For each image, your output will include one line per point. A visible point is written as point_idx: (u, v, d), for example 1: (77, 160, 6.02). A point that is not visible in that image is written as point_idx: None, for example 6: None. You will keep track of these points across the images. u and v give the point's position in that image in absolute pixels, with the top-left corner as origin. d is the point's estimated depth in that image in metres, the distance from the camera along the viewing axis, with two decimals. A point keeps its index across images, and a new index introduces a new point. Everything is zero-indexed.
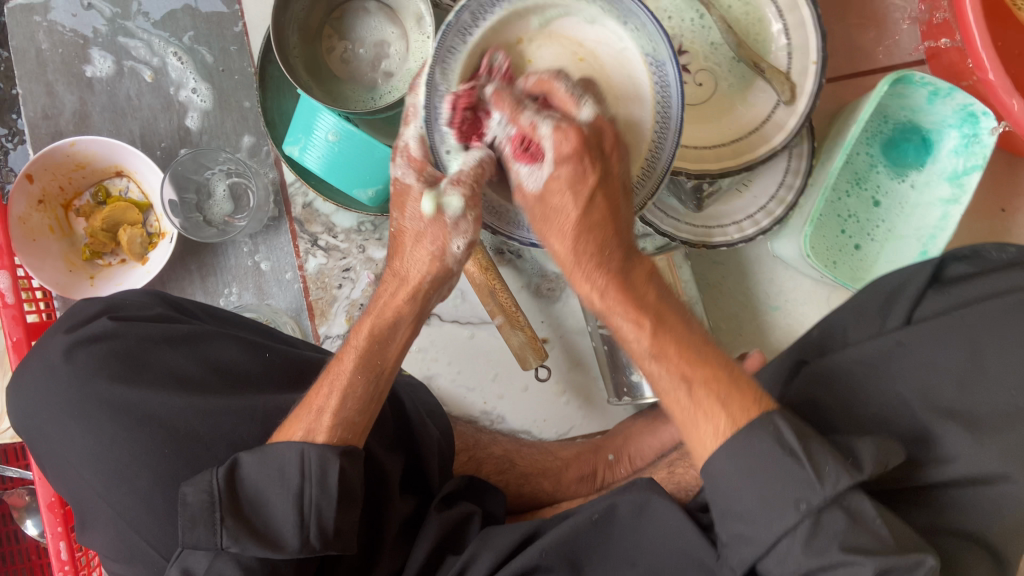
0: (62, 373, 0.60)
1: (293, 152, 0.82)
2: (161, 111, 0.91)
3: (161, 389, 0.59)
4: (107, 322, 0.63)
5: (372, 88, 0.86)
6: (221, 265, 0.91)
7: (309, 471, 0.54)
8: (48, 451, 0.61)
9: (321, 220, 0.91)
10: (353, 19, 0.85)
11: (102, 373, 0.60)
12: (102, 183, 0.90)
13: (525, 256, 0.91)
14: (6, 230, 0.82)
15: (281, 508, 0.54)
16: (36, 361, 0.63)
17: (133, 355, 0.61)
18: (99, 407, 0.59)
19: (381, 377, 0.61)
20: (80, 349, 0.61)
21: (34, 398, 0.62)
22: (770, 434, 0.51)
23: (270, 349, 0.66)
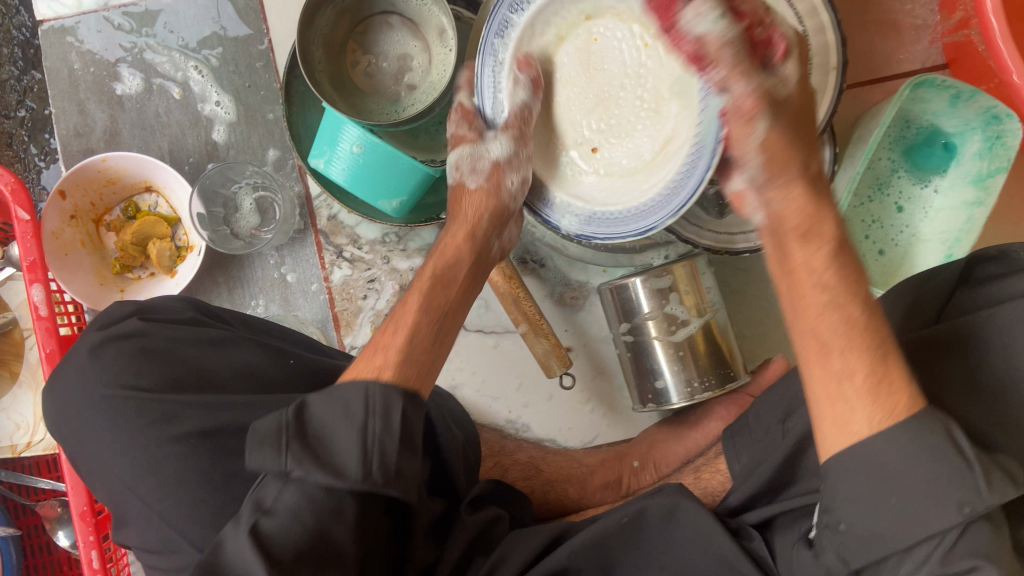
0: (89, 371, 0.62)
1: (317, 164, 0.83)
2: (189, 127, 0.92)
3: (185, 403, 0.59)
4: (137, 322, 0.63)
5: (395, 101, 0.87)
6: (248, 278, 0.92)
7: (374, 406, 0.52)
8: (78, 456, 0.61)
9: (345, 231, 0.92)
10: (376, 33, 0.87)
11: (128, 376, 0.61)
12: (132, 198, 0.92)
13: (548, 264, 0.91)
14: (39, 244, 0.82)
15: (345, 437, 0.50)
16: (66, 369, 0.63)
17: (159, 355, 0.62)
18: (124, 409, 0.59)
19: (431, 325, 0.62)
20: (110, 346, 0.62)
21: (63, 406, 0.62)
22: (941, 433, 0.47)
23: (294, 355, 0.66)
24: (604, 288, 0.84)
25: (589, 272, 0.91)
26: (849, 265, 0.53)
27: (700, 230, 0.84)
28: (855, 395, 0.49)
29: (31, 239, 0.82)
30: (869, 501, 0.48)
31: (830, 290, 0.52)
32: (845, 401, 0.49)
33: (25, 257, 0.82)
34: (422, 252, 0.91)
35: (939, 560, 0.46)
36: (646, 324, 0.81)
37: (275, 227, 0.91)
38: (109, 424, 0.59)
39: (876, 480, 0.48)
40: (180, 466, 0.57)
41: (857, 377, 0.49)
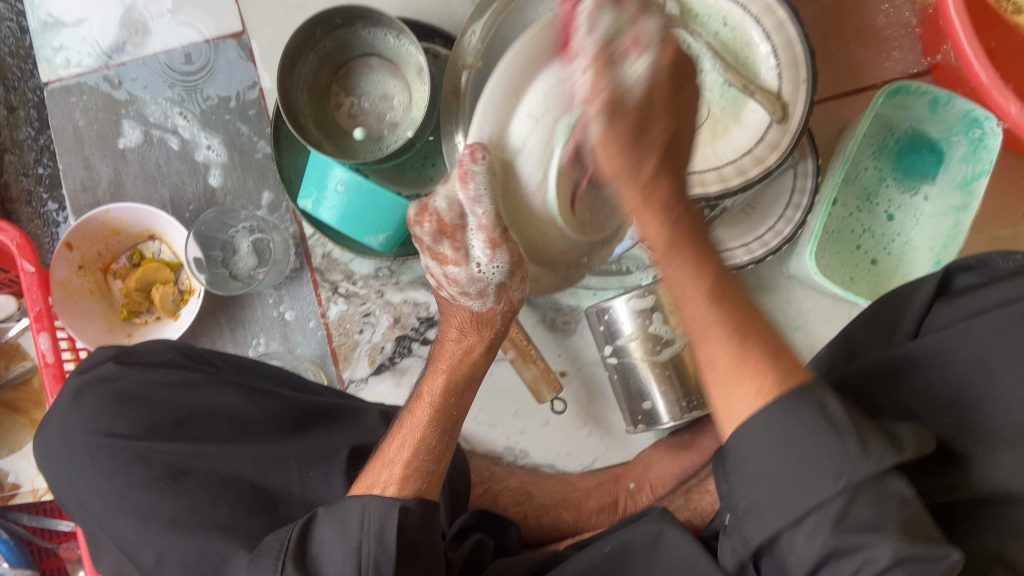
0: (70, 414, 0.65)
1: (307, 206, 0.86)
2: (188, 175, 0.96)
3: (163, 450, 0.61)
4: (113, 365, 0.67)
5: (379, 140, 0.89)
6: (249, 317, 0.95)
7: (369, 525, 0.51)
8: (67, 500, 0.64)
9: (340, 268, 0.94)
10: (358, 75, 0.89)
11: (99, 422, 0.64)
12: (137, 246, 0.96)
13: (539, 290, 0.92)
14: (44, 295, 0.88)
15: (340, 559, 0.51)
16: (55, 415, 0.67)
17: (134, 396, 0.65)
18: (99, 448, 0.63)
19: (458, 398, 0.61)
20: (87, 390, 0.66)
21: (54, 448, 0.65)
22: (813, 404, 0.45)
23: (269, 394, 0.68)
24: (589, 312, 0.85)
25: (579, 296, 0.92)
26: (723, 281, 0.49)
27: None
28: (746, 369, 0.46)
29: (37, 291, 0.87)
30: (762, 482, 0.45)
31: (721, 320, 0.47)
32: (722, 382, 0.47)
33: (35, 307, 0.87)
34: (414, 285, 0.93)
35: (832, 527, 0.43)
36: (631, 345, 0.81)
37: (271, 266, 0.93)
38: (85, 464, 0.62)
39: (765, 439, 0.45)
40: (147, 503, 0.59)
41: (721, 362, 0.47)
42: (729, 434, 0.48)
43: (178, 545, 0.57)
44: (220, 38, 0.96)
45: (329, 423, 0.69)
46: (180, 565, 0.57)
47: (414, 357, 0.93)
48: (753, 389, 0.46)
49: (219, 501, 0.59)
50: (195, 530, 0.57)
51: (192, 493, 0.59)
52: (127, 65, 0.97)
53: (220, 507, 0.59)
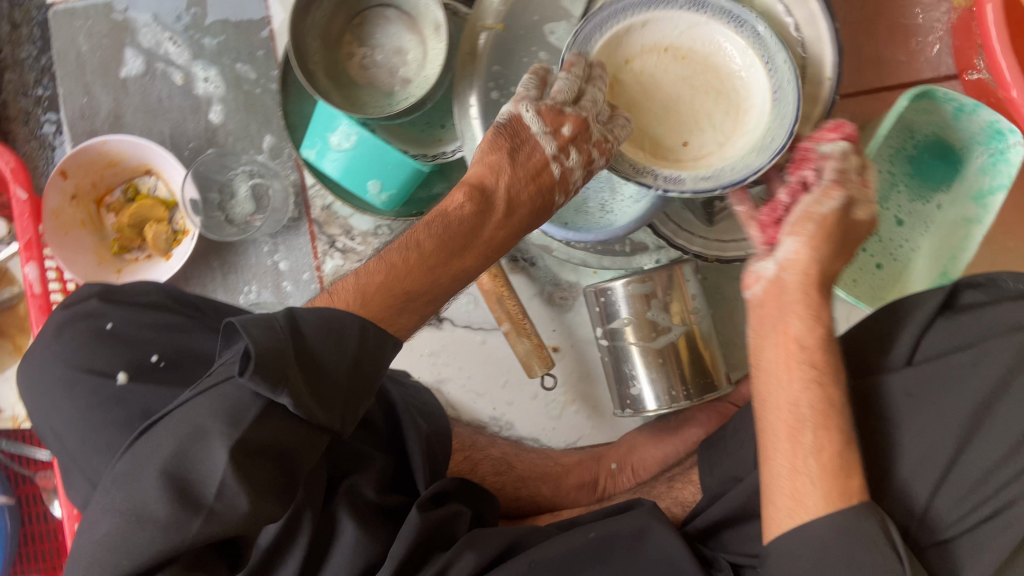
0: (52, 348, 0.65)
1: (310, 156, 0.84)
2: (189, 112, 0.94)
3: (143, 394, 0.60)
4: (96, 302, 0.67)
5: (388, 94, 0.87)
6: (243, 263, 0.94)
7: (361, 339, 0.51)
8: (43, 432, 0.64)
9: (339, 222, 0.92)
10: (374, 26, 0.87)
11: (82, 357, 0.63)
12: (133, 181, 0.93)
13: (539, 263, 0.91)
14: (34, 223, 0.87)
15: (332, 371, 0.49)
16: (39, 345, 0.66)
17: (118, 336, 0.64)
18: (80, 382, 0.62)
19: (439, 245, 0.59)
20: (69, 326, 0.66)
21: (32, 381, 0.65)
22: (875, 521, 0.50)
23: None
24: (589, 289, 0.84)
25: (579, 273, 0.91)
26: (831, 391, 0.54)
27: (691, 235, 0.82)
28: (804, 489, 0.52)
29: (28, 217, 0.87)
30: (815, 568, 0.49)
31: (806, 415, 0.54)
32: (807, 478, 0.52)
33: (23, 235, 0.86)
34: None
35: None
36: (627, 329, 0.80)
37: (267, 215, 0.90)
38: (62, 398, 0.62)
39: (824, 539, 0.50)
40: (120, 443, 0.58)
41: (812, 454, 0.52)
42: (772, 539, 0.52)
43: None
44: None
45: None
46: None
47: None
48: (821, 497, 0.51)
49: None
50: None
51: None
52: None
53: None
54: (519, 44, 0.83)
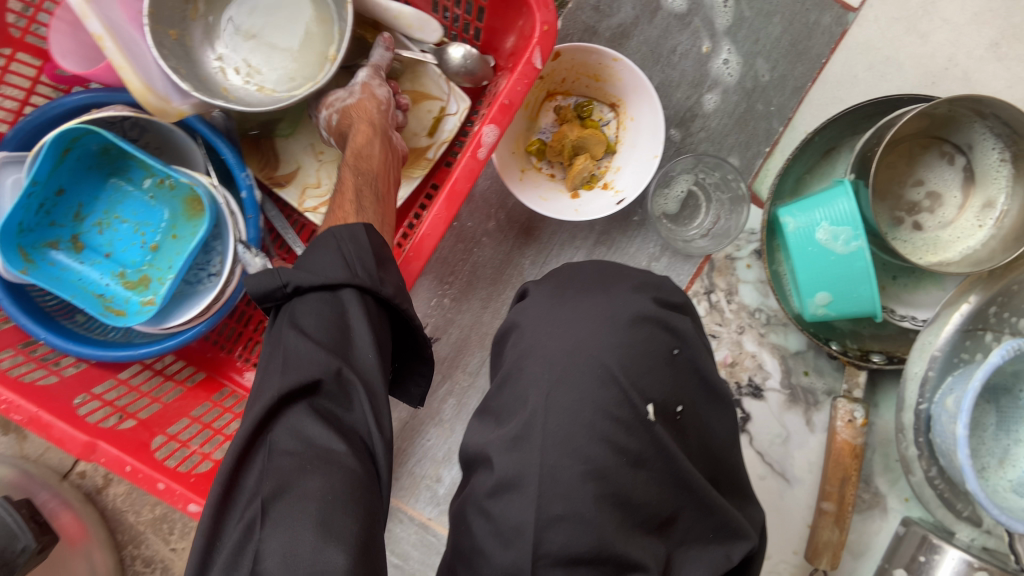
0: (612, 322, 0.55)
1: (788, 222, 0.77)
2: (688, 82, 0.83)
3: (659, 449, 0.53)
4: (688, 323, 0.58)
5: (893, 224, 0.79)
6: (619, 247, 0.85)
7: (340, 232, 0.58)
8: (527, 370, 0.55)
9: (730, 279, 0.85)
10: (932, 156, 0.79)
11: (633, 363, 0.54)
12: (592, 102, 0.83)
13: (867, 454, 0.85)
14: (526, 91, 0.72)
15: (331, 259, 0.56)
16: (597, 298, 0.57)
17: (674, 362, 0.56)
18: (614, 382, 0.53)
19: (377, 148, 0.73)
20: (644, 323, 0.55)
21: (563, 320, 0.56)
22: None
23: (732, 450, 0.61)
24: (914, 526, 0.81)
25: (893, 489, 0.85)
26: None
27: None
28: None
29: (524, 84, 0.71)
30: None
31: None
32: None
33: (507, 97, 0.71)
34: (775, 351, 0.85)
35: None
36: None
37: (701, 234, 0.84)
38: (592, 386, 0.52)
39: None
40: (603, 464, 0.51)
41: None
42: None
43: (590, 520, 0.49)
44: None
45: (735, 496, 0.60)
46: (576, 535, 0.49)
47: None
48: None
49: (644, 509, 0.52)
50: (609, 517, 0.50)
51: (633, 489, 0.52)
52: None
53: (625, 526, 0.51)
54: None
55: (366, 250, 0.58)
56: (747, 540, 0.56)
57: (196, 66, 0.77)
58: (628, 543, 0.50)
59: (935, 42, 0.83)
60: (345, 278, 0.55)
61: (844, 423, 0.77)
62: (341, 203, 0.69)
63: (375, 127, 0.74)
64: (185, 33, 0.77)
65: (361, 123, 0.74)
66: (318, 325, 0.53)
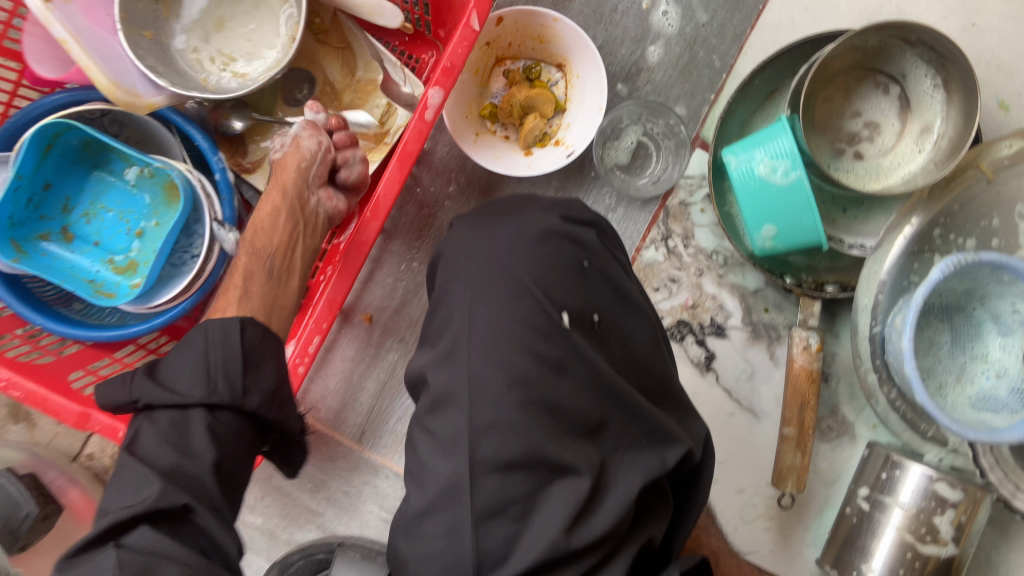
0: (526, 242, 0.61)
1: (729, 161, 0.80)
2: (631, 38, 0.86)
3: (581, 356, 0.57)
4: (593, 237, 0.63)
5: (835, 156, 0.82)
6: (575, 200, 0.88)
7: (214, 336, 0.58)
8: (452, 291, 0.61)
9: (686, 223, 0.88)
10: (868, 87, 0.81)
11: (544, 275, 0.59)
12: (540, 64, 0.87)
13: (831, 384, 0.88)
14: (467, 53, 0.76)
15: (189, 360, 0.56)
16: (511, 222, 0.63)
17: (588, 272, 0.61)
18: (529, 294, 0.58)
19: (280, 216, 0.72)
20: (555, 237, 0.61)
21: (485, 246, 0.61)
22: None
23: (662, 352, 0.65)
24: (877, 450, 0.82)
25: (859, 416, 0.87)
26: None
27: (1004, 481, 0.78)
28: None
29: (465, 46, 0.75)
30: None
31: None
32: None
33: (450, 60, 0.75)
34: (734, 291, 0.88)
35: None
36: (896, 510, 0.78)
37: (649, 180, 0.87)
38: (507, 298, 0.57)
39: None
40: (526, 372, 0.55)
41: None
42: None
43: (519, 427, 0.54)
44: None
45: (674, 410, 0.64)
46: (507, 442, 0.53)
47: (680, 348, 0.89)
48: None
49: (573, 414, 0.56)
50: (537, 422, 0.54)
51: (561, 394, 0.56)
52: None
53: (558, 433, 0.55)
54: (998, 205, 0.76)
55: (233, 354, 0.57)
56: (678, 444, 0.60)
57: (172, 62, 0.83)
58: (559, 447, 0.54)
59: None
60: (201, 396, 0.54)
61: (800, 350, 0.79)
62: (228, 289, 0.69)
63: (278, 215, 0.72)
64: (159, 33, 0.82)
65: (273, 191, 0.73)
66: (188, 382, 0.55)
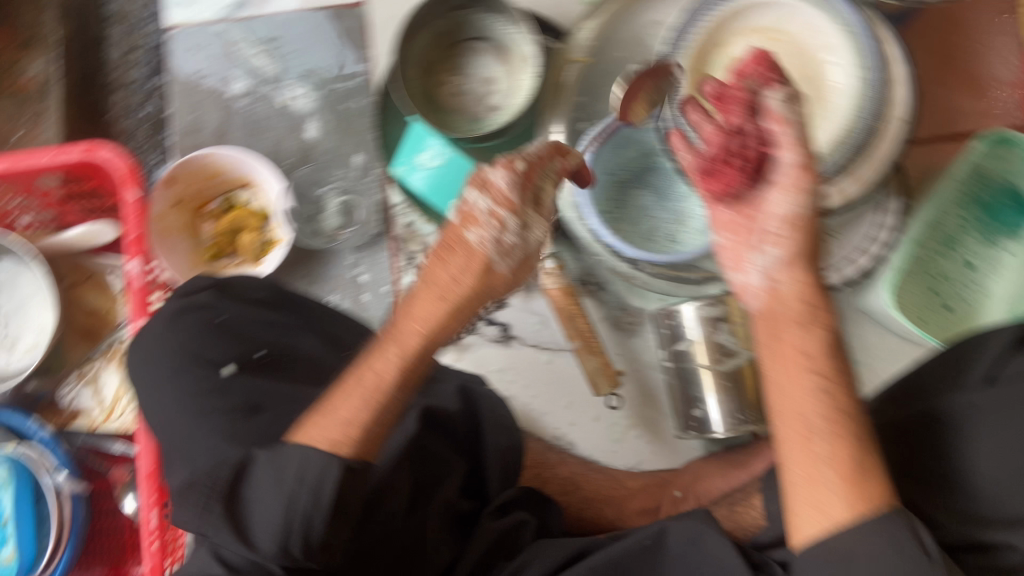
0: (164, 334, 0.67)
1: (400, 172, 0.88)
2: (287, 132, 1.00)
3: (272, 398, 0.63)
4: (209, 294, 0.69)
5: (475, 120, 0.91)
6: (323, 275, 0.98)
7: (309, 478, 0.52)
8: (142, 407, 0.66)
9: (420, 240, 0.97)
10: (465, 55, 0.93)
11: (196, 347, 0.65)
12: (230, 193, 1.00)
13: (608, 287, 0.95)
14: (142, 221, 0.90)
15: (269, 507, 0.52)
16: (151, 326, 0.68)
17: (230, 324, 0.68)
18: (189, 369, 0.64)
19: (393, 375, 0.57)
20: (186, 312, 0.67)
21: (143, 357, 0.67)
22: (911, 533, 0.51)
23: (344, 347, 0.73)
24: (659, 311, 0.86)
25: (647, 298, 0.94)
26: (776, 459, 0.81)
27: None
28: (827, 501, 0.53)
29: (137, 217, 0.90)
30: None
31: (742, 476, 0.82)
32: (827, 484, 0.53)
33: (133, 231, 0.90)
34: None
35: None
36: (696, 350, 0.82)
37: (357, 229, 0.98)
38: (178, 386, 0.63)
39: (857, 543, 0.51)
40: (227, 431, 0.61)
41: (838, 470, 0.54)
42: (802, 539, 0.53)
43: None
44: (339, 7, 1.00)
45: None
46: None
47: (478, 335, 0.96)
48: (866, 496, 0.52)
49: None
50: None
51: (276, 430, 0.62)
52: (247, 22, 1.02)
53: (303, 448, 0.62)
54: (609, 77, 0.88)
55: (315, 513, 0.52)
56: None
57: None
58: None
59: None
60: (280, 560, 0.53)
61: (545, 275, 0.89)
62: (313, 420, 0.56)
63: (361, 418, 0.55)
64: None
65: (363, 376, 0.57)
66: (264, 524, 0.52)
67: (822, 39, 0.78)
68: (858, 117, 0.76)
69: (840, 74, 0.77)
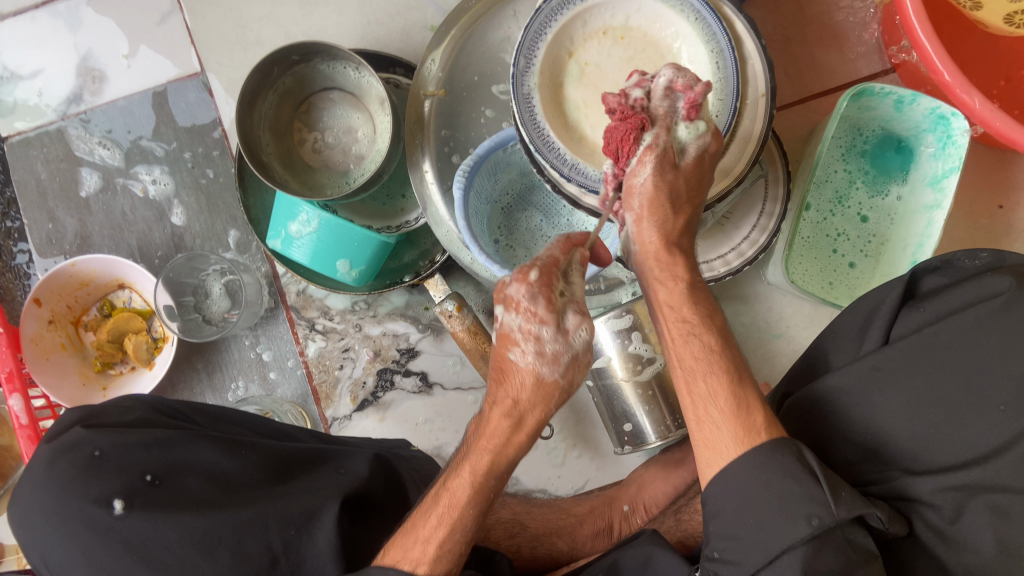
0: (41, 484, 0.60)
1: (277, 246, 0.83)
2: (154, 221, 0.96)
3: (169, 537, 0.57)
4: (81, 430, 0.62)
5: (345, 173, 0.89)
6: (226, 361, 0.95)
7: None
8: (38, 564, 0.61)
9: (316, 304, 0.94)
10: (320, 109, 0.89)
11: (72, 493, 0.59)
12: (107, 297, 0.95)
13: None
14: (15, 356, 0.85)
15: None
16: (22, 480, 0.62)
17: (104, 459, 0.60)
18: (74, 518, 0.58)
19: (449, 525, 0.56)
20: (56, 459, 0.61)
21: (24, 514, 0.61)
22: (793, 452, 0.53)
23: (245, 445, 0.66)
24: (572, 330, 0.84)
25: None
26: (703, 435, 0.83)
27: None
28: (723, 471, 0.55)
29: (8, 351, 0.85)
30: (737, 526, 0.52)
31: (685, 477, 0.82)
32: (715, 421, 0.56)
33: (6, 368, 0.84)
34: (392, 316, 0.93)
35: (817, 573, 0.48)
36: (614, 366, 0.81)
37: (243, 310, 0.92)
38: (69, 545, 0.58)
39: (745, 477, 0.53)
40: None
41: (721, 399, 0.56)
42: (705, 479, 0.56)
43: None
44: (178, 81, 0.95)
45: (306, 470, 0.67)
46: None
47: (397, 390, 0.93)
48: (753, 428, 0.55)
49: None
50: None
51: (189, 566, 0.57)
52: (86, 114, 0.96)
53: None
54: (469, 103, 0.85)
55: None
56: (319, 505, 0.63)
57: None
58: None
59: (269, 38, 0.95)
60: None
61: (449, 319, 0.84)
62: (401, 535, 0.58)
63: (442, 544, 0.56)
64: None
65: (426, 514, 0.58)
66: None
67: (668, 26, 0.74)
68: (721, 103, 0.72)
69: (693, 59, 0.74)
